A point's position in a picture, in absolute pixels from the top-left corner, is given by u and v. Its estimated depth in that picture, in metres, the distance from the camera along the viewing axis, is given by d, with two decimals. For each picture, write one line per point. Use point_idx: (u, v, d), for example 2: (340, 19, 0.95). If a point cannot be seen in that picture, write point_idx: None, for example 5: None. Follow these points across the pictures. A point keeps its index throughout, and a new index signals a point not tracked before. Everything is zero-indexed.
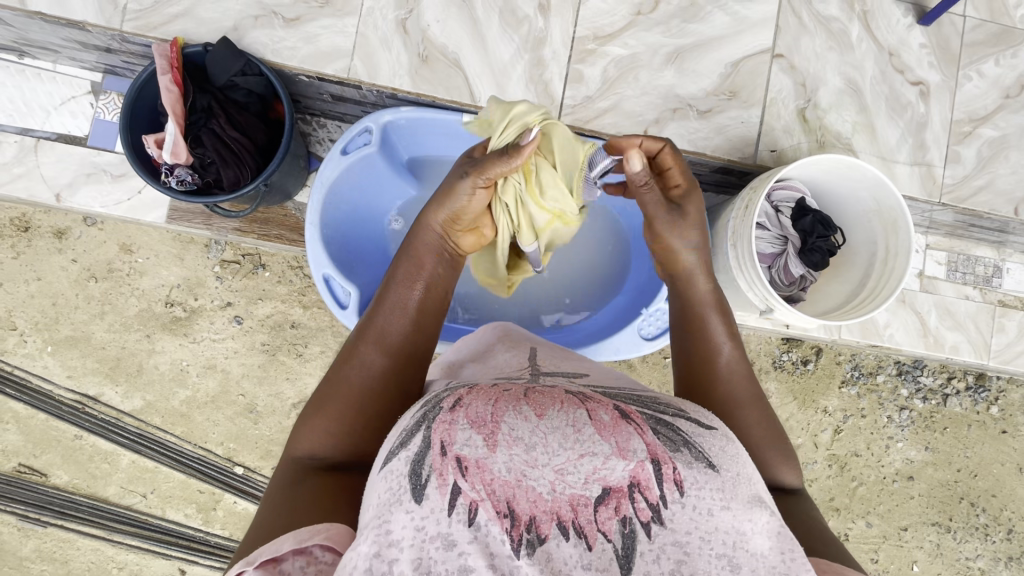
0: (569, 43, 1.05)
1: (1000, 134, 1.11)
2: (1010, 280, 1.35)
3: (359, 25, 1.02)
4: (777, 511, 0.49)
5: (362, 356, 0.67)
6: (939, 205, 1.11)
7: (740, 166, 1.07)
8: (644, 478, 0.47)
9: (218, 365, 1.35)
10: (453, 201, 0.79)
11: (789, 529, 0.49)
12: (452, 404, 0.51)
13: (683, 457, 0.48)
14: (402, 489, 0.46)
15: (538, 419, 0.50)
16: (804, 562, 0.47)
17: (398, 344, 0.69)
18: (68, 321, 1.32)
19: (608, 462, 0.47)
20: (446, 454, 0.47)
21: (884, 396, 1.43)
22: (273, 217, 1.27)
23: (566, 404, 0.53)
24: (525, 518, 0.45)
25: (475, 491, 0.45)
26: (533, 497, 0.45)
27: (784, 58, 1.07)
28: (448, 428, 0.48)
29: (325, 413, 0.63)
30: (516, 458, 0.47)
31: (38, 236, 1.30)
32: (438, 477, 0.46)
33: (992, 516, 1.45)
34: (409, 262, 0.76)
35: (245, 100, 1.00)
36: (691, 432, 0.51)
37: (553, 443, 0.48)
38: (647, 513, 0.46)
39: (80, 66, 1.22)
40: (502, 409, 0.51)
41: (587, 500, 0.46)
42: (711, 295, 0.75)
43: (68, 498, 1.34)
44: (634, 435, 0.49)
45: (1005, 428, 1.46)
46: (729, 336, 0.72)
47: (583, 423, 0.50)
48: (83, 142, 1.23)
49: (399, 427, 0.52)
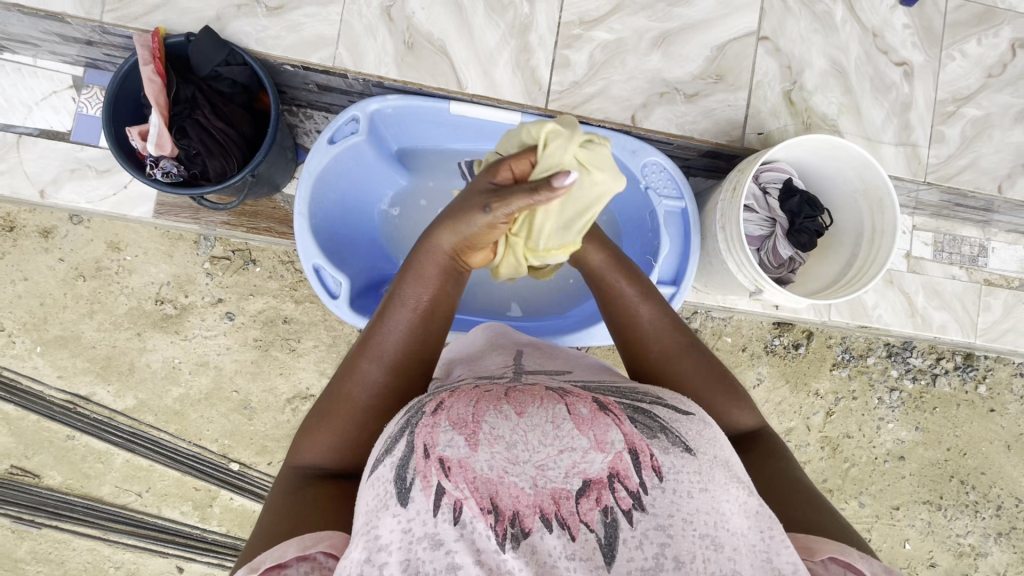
0: (554, 28, 1.04)
1: (983, 113, 1.12)
2: (996, 260, 1.36)
3: (343, 13, 1.01)
4: (756, 491, 0.51)
5: (366, 373, 0.64)
6: (924, 184, 1.12)
7: (727, 149, 1.08)
8: (623, 468, 0.48)
9: (211, 361, 1.34)
10: (467, 226, 0.65)
11: (768, 508, 0.50)
12: (434, 406, 0.53)
13: (660, 443, 0.50)
14: (388, 494, 0.47)
15: (518, 417, 0.53)
16: (783, 539, 0.48)
17: (403, 364, 0.66)
18: (57, 321, 1.31)
19: (588, 454, 0.49)
20: (430, 456, 0.48)
21: (875, 377, 1.45)
22: (262, 210, 1.26)
23: (545, 401, 0.55)
24: (508, 513, 0.46)
25: (459, 490, 0.47)
26: (514, 493, 0.47)
27: (770, 41, 1.07)
28: (430, 430, 0.50)
29: (326, 423, 0.63)
30: (497, 457, 0.49)
31: (25, 236, 1.29)
32: (422, 480, 0.47)
33: (982, 493, 1.48)
34: (413, 277, 0.68)
35: (230, 90, 0.99)
36: (669, 418, 0.53)
37: (532, 439, 0.51)
38: (628, 501, 0.47)
39: (61, 60, 1.20)
40: (483, 409, 0.53)
41: (569, 492, 0.47)
42: (609, 261, 0.76)
43: (62, 498, 1.34)
44: (612, 425, 0.51)
45: (993, 406, 1.48)
46: (637, 291, 0.74)
47: (562, 419, 0.52)
48: (66, 138, 1.21)
49: (384, 435, 0.54)
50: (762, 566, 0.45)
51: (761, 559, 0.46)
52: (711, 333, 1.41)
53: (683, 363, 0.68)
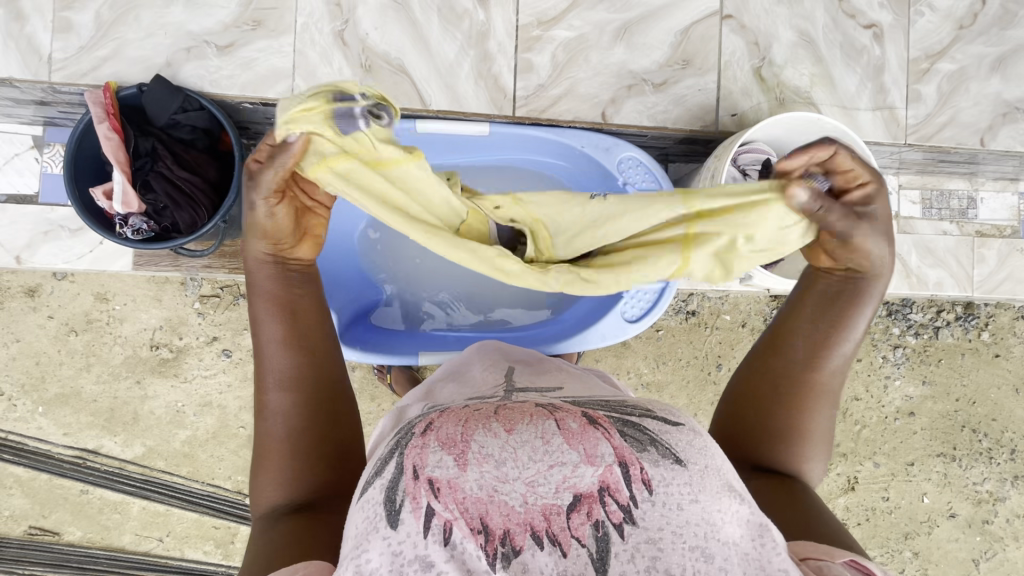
0: (513, 33, 1.02)
1: (958, 66, 1.10)
2: (985, 210, 1.35)
3: (296, 43, 0.99)
4: (751, 499, 0.50)
5: (272, 406, 0.64)
6: (906, 145, 1.10)
7: (702, 135, 1.06)
8: (613, 481, 0.48)
9: (214, 401, 1.34)
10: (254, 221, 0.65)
11: (762, 515, 0.49)
12: (424, 429, 0.54)
13: (651, 456, 0.50)
14: (378, 516, 0.47)
15: (507, 435, 0.52)
16: (776, 546, 0.48)
17: (296, 378, 0.65)
18: (55, 378, 1.31)
19: (578, 469, 0.48)
20: (419, 477, 0.48)
21: (877, 337, 1.44)
22: (241, 249, 1.24)
23: (534, 418, 0.54)
24: (498, 532, 0.45)
25: (448, 511, 0.46)
26: (505, 511, 0.46)
27: (733, 19, 1.05)
28: (420, 452, 0.51)
29: (268, 465, 0.64)
30: (486, 475, 0.49)
31: (10, 298, 1.27)
32: (411, 501, 0.47)
33: (994, 440, 1.48)
34: (261, 301, 0.66)
35: (191, 137, 0.96)
36: (658, 430, 0.52)
37: (522, 456, 0.50)
38: (618, 514, 0.46)
39: (19, 121, 1.18)
40: (471, 429, 0.53)
41: (559, 508, 0.47)
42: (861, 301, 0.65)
43: (84, 552, 1.34)
44: (601, 439, 0.51)
45: (998, 352, 1.47)
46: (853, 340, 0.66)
47: (551, 434, 0.52)
48: (35, 200, 1.19)
49: (375, 459, 0.55)
50: None
51: (754, 567, 0.46)
52: (710, 313, 1.40)
53: (814, 414, 0.66)
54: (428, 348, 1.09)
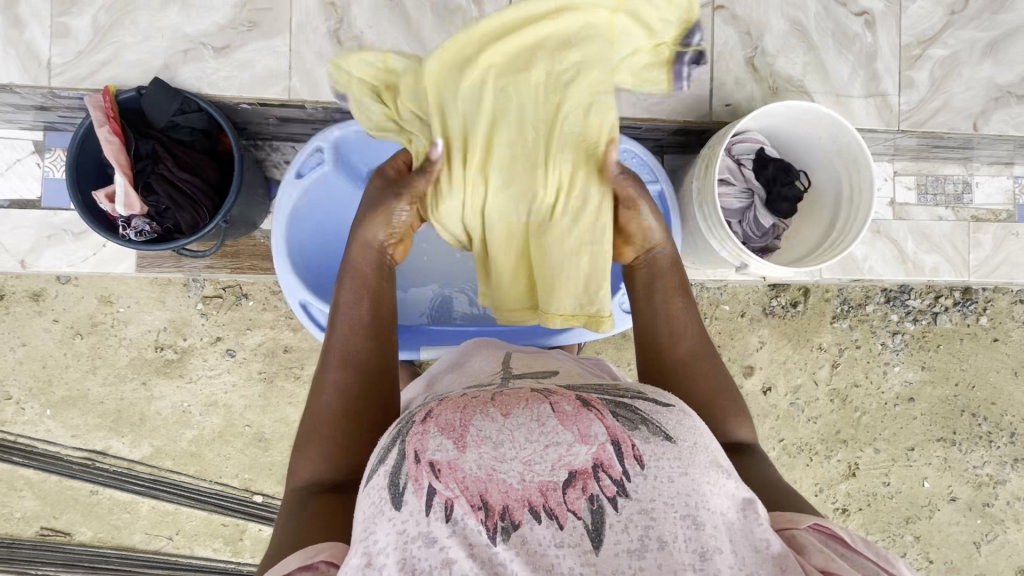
0: None
1: (950, 52, 1.10)
2: (981, 195, 1.35)
3: (292, 44, 1.00)
4: (736, 472, 0.53)
5: (333, 380, 0.69)
6: (899, 132, 1.11)
7: (695, 125, 1.09)
8: (606, 458, 0.50)
9: (220, 400, 1.36)
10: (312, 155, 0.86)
11: (746, 486, 0.52)
12: (423, 415, 0.55)
13: (641, 433, 0.51)
14: (382, 500, 0.49)
15: (504, 418, 0.53)
16: (760, 516, 0.51)
17: (364, 359, 0.71)
18: (63, 381, 1.32)
19: (572, 447, 0.50)
20: (420, 461, 0.50)
21: (876, 324, 1.45)
22: (242, 249, 1.25)
23: (530, 401, 0.55)
24: (498, 508, 0.47)
25: (449, 490, 0.48)
26: (504, 489, 0.48)
27: (725, 10, 1.05)
28: (420, 438, 0.51)
29: (316, 439, 0.66)
30: (485, 456, 0.50)
31: (16, 303, 1.29)
32: (414, 483, 0.49)
33: (994, 423, 1.49)
34: (350, 282, 0.78)
35: (190, 138, 0.98)
36: (649, 409, 0.53)
37: (518, 437, 0.51)
38: (612, 488, 0.48)
39: (19, 127, 1.19)
40: (469, 413, 0.54)
41: (556, 484, 0.49)
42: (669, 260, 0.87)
43: (95, 552, 1.36)
44: (595, 419, 0.52)
45: (996, 336, 1.48)
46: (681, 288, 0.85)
47: (546, 415, 0.52)
48: (38, 205, 1.20)
49: (377, 446, 0.55)
50: (739, 540, 0.48)
51: (737, 532, 0.49)
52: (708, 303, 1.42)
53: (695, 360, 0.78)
54: (431, 341, 1.13)
